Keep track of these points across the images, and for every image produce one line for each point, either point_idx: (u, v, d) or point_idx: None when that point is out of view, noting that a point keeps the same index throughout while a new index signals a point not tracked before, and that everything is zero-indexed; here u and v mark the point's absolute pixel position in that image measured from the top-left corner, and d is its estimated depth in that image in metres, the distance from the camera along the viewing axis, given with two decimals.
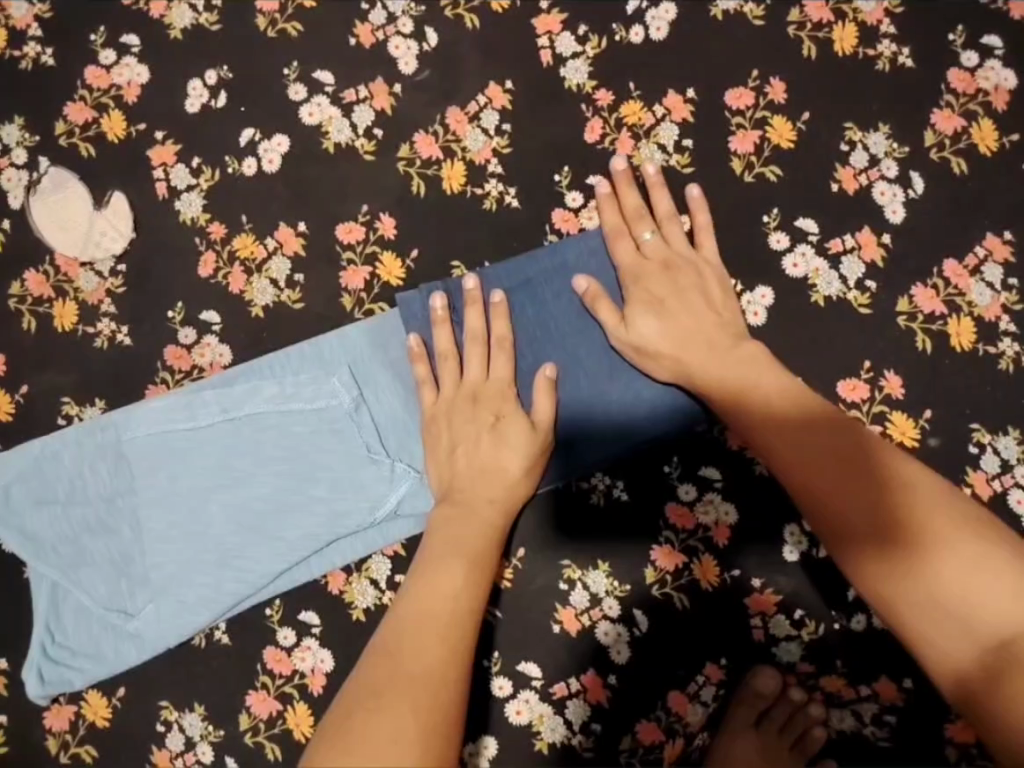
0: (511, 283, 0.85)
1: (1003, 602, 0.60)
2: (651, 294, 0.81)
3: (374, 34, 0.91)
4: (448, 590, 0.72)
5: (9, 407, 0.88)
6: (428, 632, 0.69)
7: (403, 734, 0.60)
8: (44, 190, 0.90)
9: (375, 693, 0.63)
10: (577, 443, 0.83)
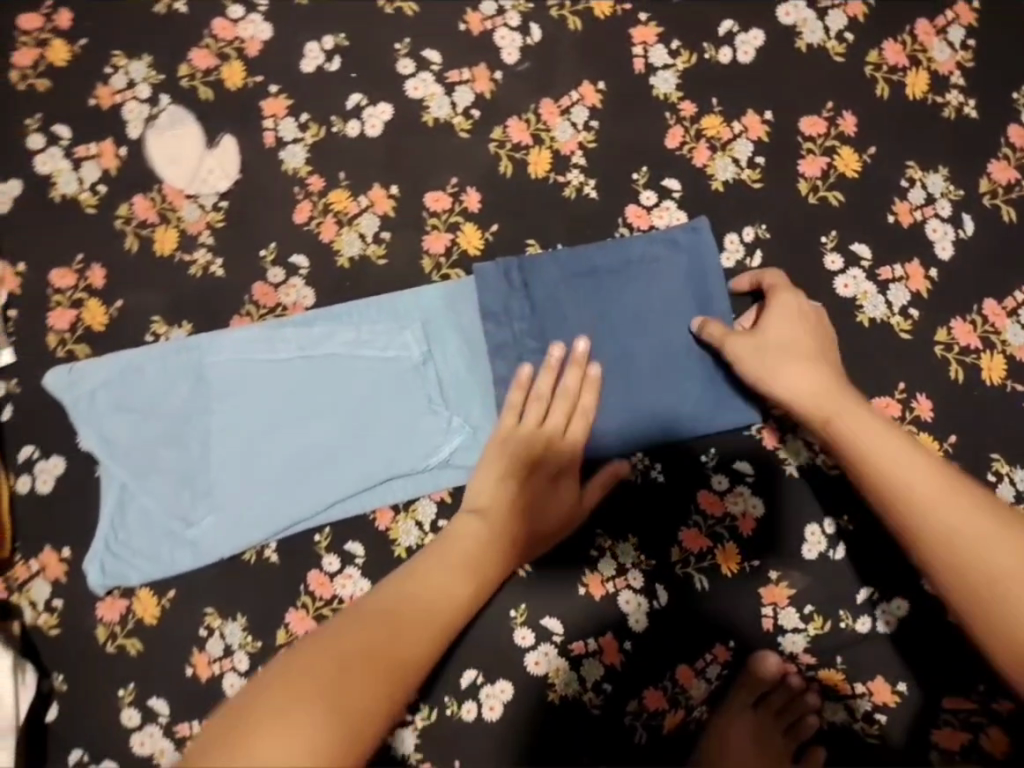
0: (578, 274, 0.91)
1: (955, 507, 0.72)
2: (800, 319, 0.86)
3: (483, 23, 0.97)
4: (446, 601, 0.77)
5: (102, 318, 0.94)
6: (423, 627, 0.74)
7: (374, 706, 0.65)
8: (161, 126, 0.97)
9: (367, 655, 0.67)
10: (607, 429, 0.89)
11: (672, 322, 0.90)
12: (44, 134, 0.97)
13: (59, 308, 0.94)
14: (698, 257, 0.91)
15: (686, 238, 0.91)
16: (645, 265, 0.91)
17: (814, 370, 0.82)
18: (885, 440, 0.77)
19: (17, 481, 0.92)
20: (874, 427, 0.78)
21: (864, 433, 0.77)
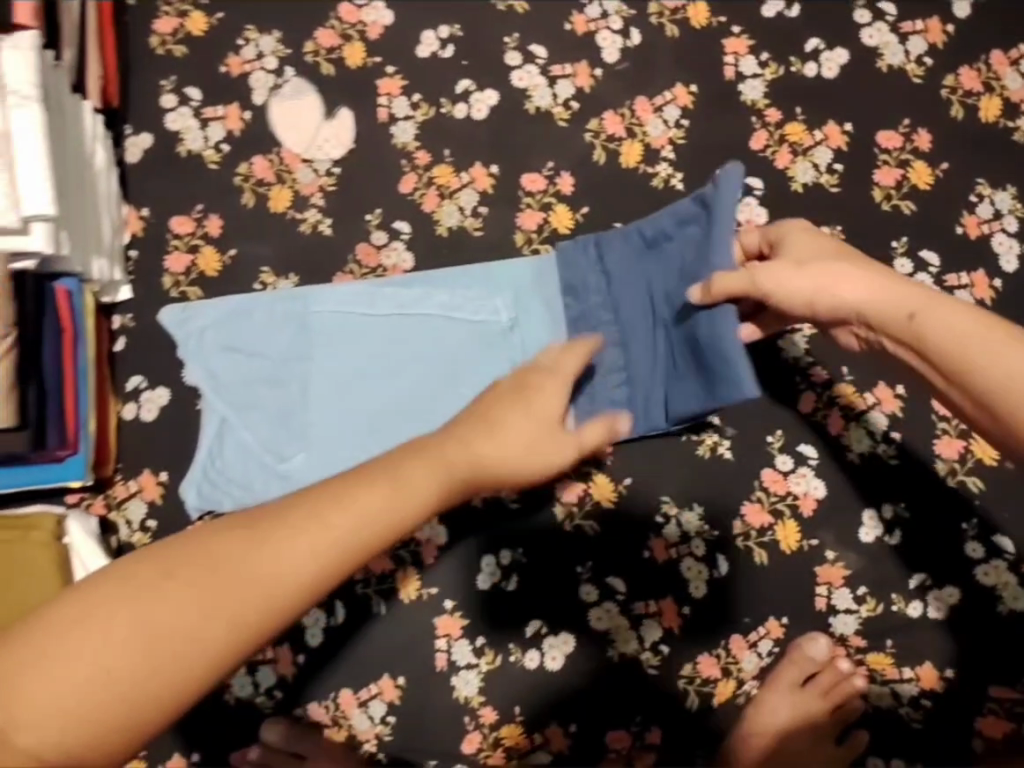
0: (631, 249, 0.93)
1: None
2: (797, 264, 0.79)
3: (588, 24, 1.04)
4: (348, 527, 0.55)
5: (217, 264, 1.02)
6: (297, 548, 0.54)
7: (204, 636, 0.51)
8: (284, 95, 1.05)
9: (206, 579, 0.52)
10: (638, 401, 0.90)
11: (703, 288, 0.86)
12: (177, 94, 1.05)
13: (177, 252, 1.02)
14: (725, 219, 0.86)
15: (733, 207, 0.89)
16: (685, 229, 0.89)
17: (886, 276, 0.77)
18: (983, 328, 0.71)
19: (124, 407, 0.99)
20: (970, 318, 0.72)
21: (959, 322, 0.72)
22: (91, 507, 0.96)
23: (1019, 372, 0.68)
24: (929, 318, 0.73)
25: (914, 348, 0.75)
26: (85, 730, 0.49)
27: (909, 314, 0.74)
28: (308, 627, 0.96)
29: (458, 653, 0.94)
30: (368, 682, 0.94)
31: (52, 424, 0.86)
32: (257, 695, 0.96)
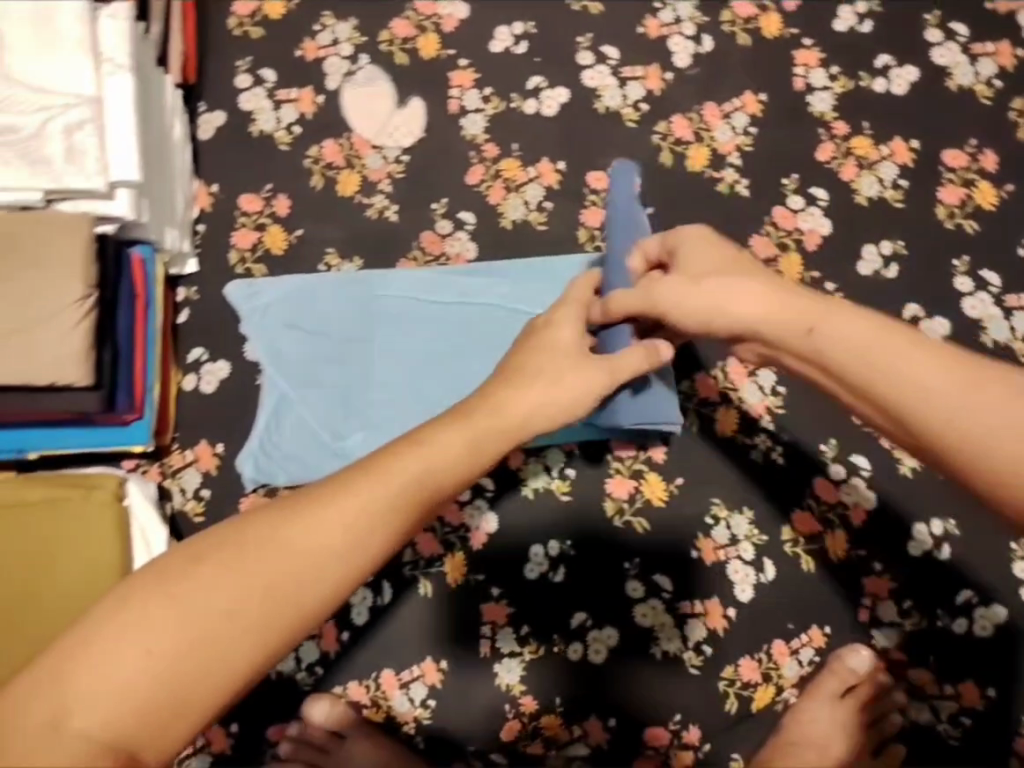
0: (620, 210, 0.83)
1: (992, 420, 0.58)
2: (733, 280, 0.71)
3: (661, 29, 1.05)
4: (375, 490, 0.55)
5: (283, 243, 1.03)
6: (336, 520, 0.53)
7: (239, 611, 0.49)
8: (358, 82, 1.06)
9: (243, 557, 0.51)
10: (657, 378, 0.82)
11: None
12: (252, 75, 1.07)
13: (244, 229, 1.04)
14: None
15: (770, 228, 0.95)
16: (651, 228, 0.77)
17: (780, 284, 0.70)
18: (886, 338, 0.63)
19: (184, 378, 1.00)
20: (856, 325, 0.65)
21: (859, 335, 0.64)
22: (147, 473, 0.97)
23: (931, 392, 0.60)
24: (827, 332, 0.66)
25: (817, 367, 0.68)
26: (129, 716, 0.46)
27: (808, 328, 0.67)
28: (355, 605, 0.98)
29: (502, 641, 0.96)
30: (411, 664, 0.97)
31: (122, 386, 0.88)
32: (298, 670, 0.97)
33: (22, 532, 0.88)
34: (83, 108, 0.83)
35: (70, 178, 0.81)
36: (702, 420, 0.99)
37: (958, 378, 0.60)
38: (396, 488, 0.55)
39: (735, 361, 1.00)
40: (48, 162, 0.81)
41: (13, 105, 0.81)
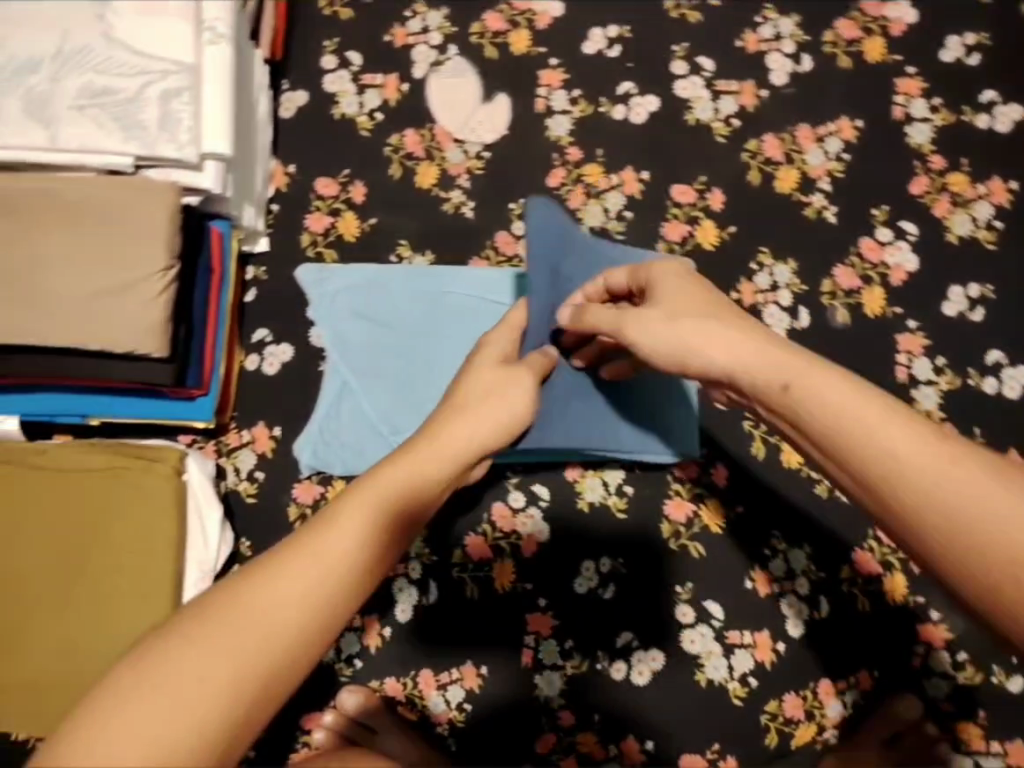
0: (545, 255, 0.80)
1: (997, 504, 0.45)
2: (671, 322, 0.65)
3: (760, 44, 1.02)
4: (346, 523, 0.52)
5: (356, 230, 1.02)
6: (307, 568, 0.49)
7: (211, 675, 0.44)
8: (444, 72, 1.04)
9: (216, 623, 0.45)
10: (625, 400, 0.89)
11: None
12: (338, 56, 1.05)
13: (317, 212, 1.02)
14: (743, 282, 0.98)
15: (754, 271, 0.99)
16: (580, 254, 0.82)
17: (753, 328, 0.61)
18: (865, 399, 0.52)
19: (247, 358, 1.00)
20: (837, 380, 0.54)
21: (840, 396, 0.53)
22: (203, 449, 0.97)
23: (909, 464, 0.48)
24: (803, 390, 0.54)
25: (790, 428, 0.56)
26: None
27: (783, 384, 0.56)
28: (399, 601, 0.97)
29: (545, 652, 0.95)
30: (451, 666, 0.96)
31: (193, 363, 0.88)
32: (338, 661, 0.97)
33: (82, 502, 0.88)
34: (181, 75, 0.83)
35: (161, 146, 0.81)
36: (767, 449, 0.98)
37: (942, 450, 0.48)
38: (366, 507, 0.53)
39: None
40: (142, 128, 0.81)
41: (114, 68, 0.82)
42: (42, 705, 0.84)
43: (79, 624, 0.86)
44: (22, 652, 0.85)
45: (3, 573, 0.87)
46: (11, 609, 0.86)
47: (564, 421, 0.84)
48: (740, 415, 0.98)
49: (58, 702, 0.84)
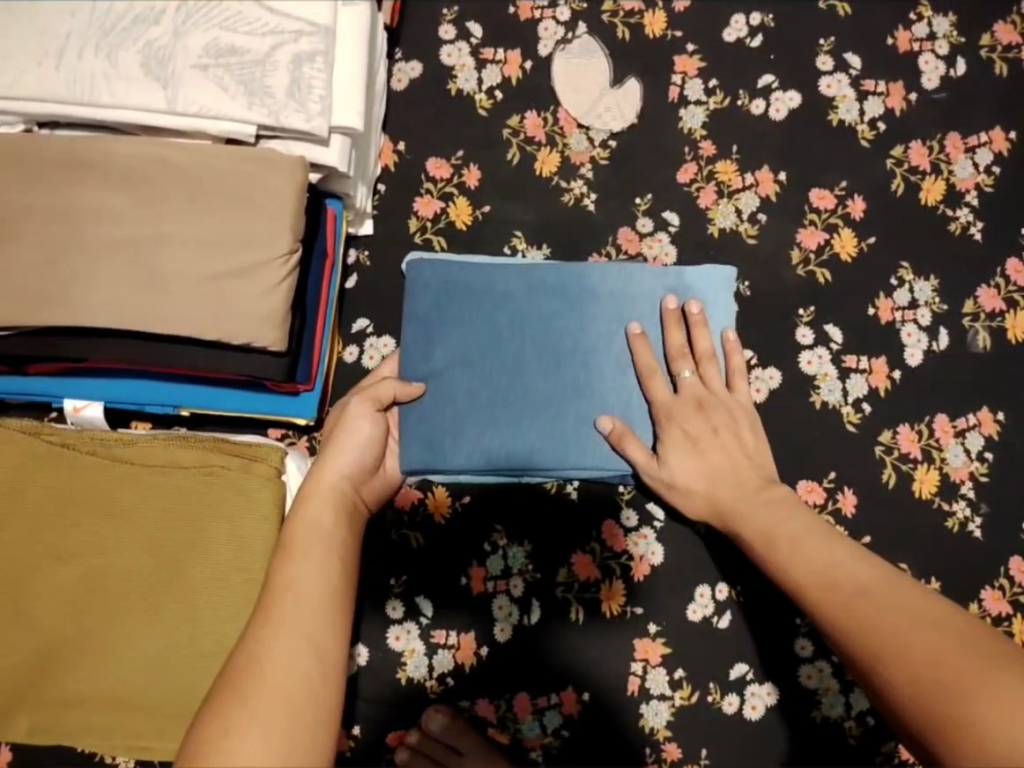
0: (417, 310, 0.89)
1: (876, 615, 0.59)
2: (685, 433, 0.82)
3: (911, 43, 0.97)
4: (312, 572, 0.64)
5: (468, 217, 0.94)
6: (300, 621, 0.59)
7: (274, 727, 0.52)
8: (572, 52, 0.97)
9: (263, 684, 0.55)
10: (531, 421, 0.86)
11: (616, 336, 0.87)
12: (457, 27, 0.98)
13: (427, 196, 0.95)
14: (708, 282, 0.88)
15: (698, 277, 0.88)
16: (463, 288, 0.89)
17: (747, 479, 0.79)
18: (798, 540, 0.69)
19: (346, 349, 0.93)
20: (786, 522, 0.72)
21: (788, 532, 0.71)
22: (296, 445, 0.90)
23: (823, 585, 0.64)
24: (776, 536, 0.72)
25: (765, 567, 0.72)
26: None
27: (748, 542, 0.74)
28: (498, 620, 0.91)
29: (652, 681, 0.89)
30: (550, 690, 0.90)
31: (303, 358, 0.80)
32: (428, 678, 0.90)
33: (150, 499, 0.79)
34: (316, 37, 0.75)
35: (289, 115, 0.73)
36: (898, 477, 0.90)
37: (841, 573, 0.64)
38: (315, 553, 0.65)
39: (941, 415, 0.91)
40: (269, 94, 0.73)
41: (243, 25, 0.75)
42: (50, 713, 0.77)
43: (124, 637, 0.77)
44: (102, 666, 0.77)
45: (46, 560, 0.77)
46: (88, 618, 0.77)
47: (457, 436, 0.86)
48: (872, 438, 0.91)
49: (70, 716, 0.77)
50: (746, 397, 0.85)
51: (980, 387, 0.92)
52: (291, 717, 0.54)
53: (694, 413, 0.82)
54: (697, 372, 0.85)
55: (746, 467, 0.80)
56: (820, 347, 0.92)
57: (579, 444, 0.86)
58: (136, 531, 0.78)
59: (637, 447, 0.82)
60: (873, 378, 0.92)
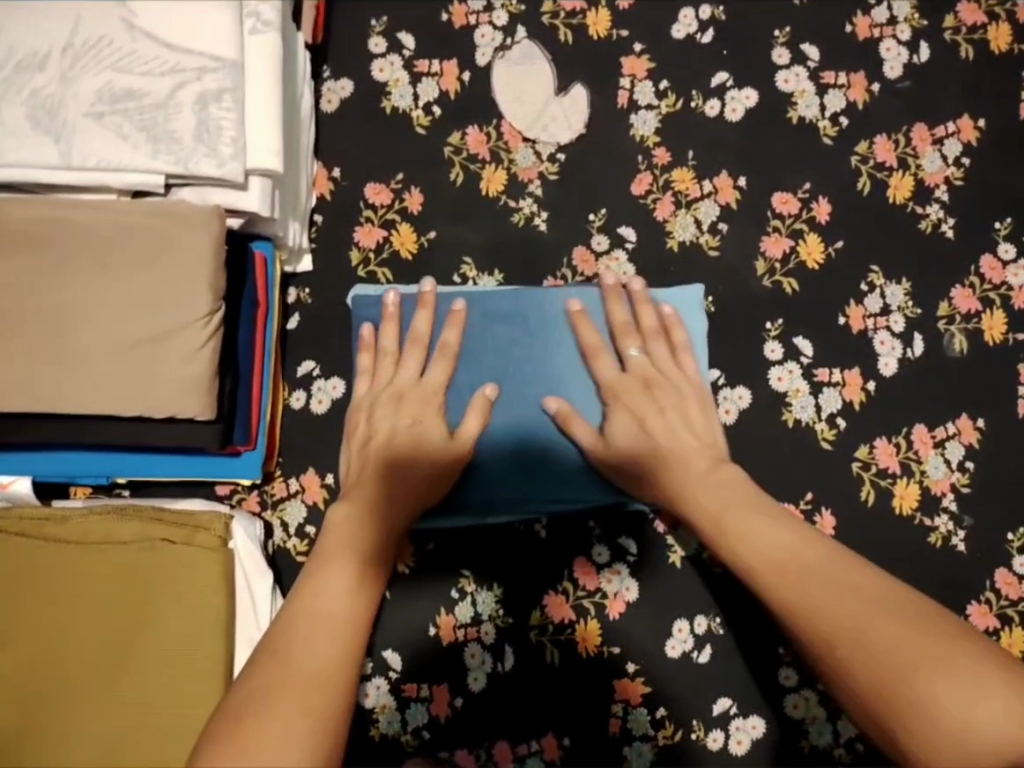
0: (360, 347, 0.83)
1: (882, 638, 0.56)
2: (635, 415, 0.78)
3: (871, 30, 0.91)
4: (333, 575, 0.67)
5: (412, 245, 0.88)
6: (325, 622, 0.63)
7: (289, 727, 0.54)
8: (512, 58, 0.90)
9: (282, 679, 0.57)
10: (503, 445, 0.81)
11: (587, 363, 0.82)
12: (387, 39, 0.91)
13: (367, 225, 0.89)
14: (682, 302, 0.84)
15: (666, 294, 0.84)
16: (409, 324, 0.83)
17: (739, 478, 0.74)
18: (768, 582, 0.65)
19: (292, 394, 0.87)
20: (741, 508, 0.69)
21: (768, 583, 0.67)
22: (245, 503, 0.85)
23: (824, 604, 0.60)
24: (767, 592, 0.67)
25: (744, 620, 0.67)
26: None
27: None
28: (470, 668, 0.87)
29: (634, 721, 0.86)
30: (530, 737, 0.86)
31: (240, 419, 0.76)
32: (402, 732, 0.86)
33: (90, 580, 0.74)
34: (222, 73, 0.69)
35: (197, 161, 0.67)
36: (877, 494, 0.86)
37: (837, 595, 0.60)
38: (346, 558, 0.68)
39: (918, 425, 0.87)
40: (175, 139, 0.67)
41: (139, 65, 0.69)
42: None
43: (83, 726, 0.71)
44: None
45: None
46: (36, 712, 0.71)
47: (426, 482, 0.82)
48: (849, 455, 0.87)
49: None
50: (695, 375, 0.81)
51: (957, 393, 0.88)
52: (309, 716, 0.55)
53: (639, 390, 0.79)
54: (646, 348, 0.81)
55: (694, 447, 0.76)
56: (789, 362, 0.88)
57: (549, 479, 0.81)
58: (79, 613, 0.73)
59: (583, 429, 0.79)
60: (846, 390, 0.88)
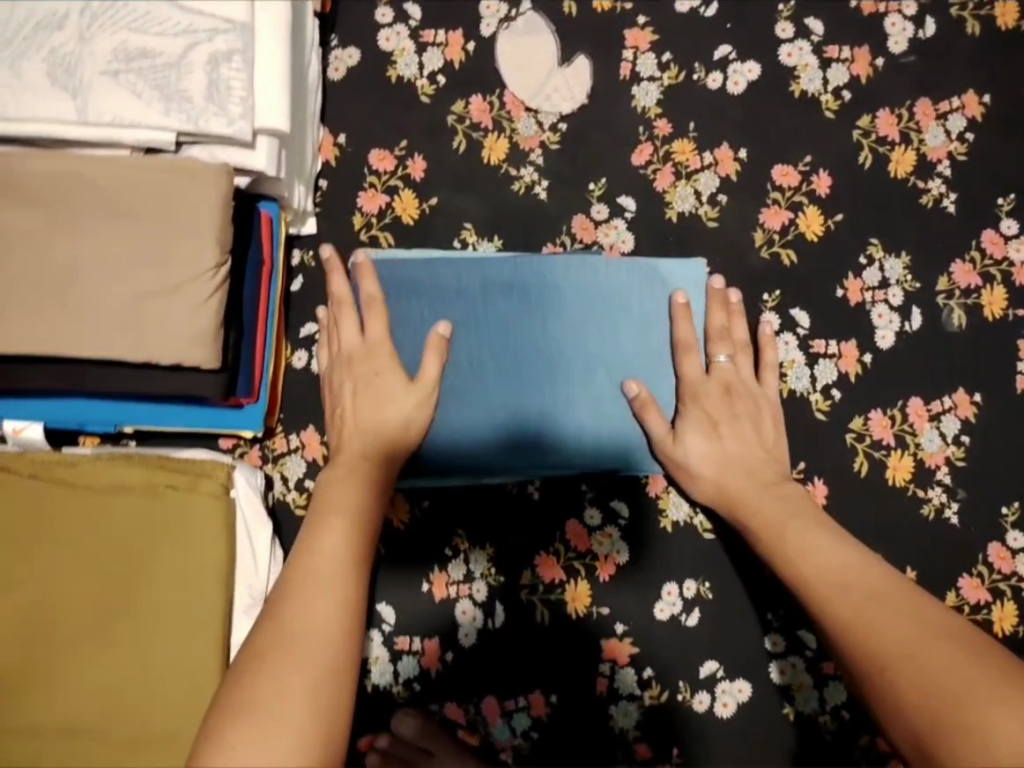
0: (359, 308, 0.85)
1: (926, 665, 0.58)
2: (709, 417, 0.82)
3: (876, 5, 0.91)
4: (331, 531, 0.69)
5: (414, 210, 0.90)
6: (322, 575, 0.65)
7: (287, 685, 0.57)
8: (517, 30, 0.92)
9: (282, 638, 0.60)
10: (483, 401, 0.84)
11: (588, 335, 0.85)
12: (394, 9, 0.93)
13: (371, 190, 0.91)
14: (691, 281, 0.86)
15: (674, 269, 0.86)
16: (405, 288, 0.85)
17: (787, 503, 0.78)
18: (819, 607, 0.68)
19: (294, 354, 0.90)
20: (800, 535, 0.74)
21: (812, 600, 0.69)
22: (247, 457, 0.88)
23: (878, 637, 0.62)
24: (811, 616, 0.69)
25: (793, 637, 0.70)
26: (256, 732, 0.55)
27: None
28: (462, 625, 0.89)
29: (620, 681, 0.87)
30: (518, 693, 0.87)
31: (243, 373, 0.78)
32: (394, 684, 0.88)
33: (100, 522, 0.77)
34: (232, 35, 0.72)
35: (207, 120, 0.70)
36: (870, 465, 0.87)
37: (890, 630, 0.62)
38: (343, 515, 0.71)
39: (914, 398, 0.87)
40: (186, 98, 0.70)
41: (154, 26, 0.72)
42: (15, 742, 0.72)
43: (91, 661, 0.75)
44: (66, 700, 0.74)
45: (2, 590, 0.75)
46: (48, 647, 0.74)
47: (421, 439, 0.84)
48: (843, 427, 0.87)
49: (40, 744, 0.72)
50: (774, 394, 0.85)
51: (954, 366, 0.88)
52: (309, 671, 0.58)
53: (716, 394, 0.83)
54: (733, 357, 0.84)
55: (762, 461, 0.81)
56: (785, 333, 0.88)
57: (541, 442, 0.83)
58: (89, 553, 0.76)
59: (658, 421, 0.82)
60: (843, 362, 0.88)
